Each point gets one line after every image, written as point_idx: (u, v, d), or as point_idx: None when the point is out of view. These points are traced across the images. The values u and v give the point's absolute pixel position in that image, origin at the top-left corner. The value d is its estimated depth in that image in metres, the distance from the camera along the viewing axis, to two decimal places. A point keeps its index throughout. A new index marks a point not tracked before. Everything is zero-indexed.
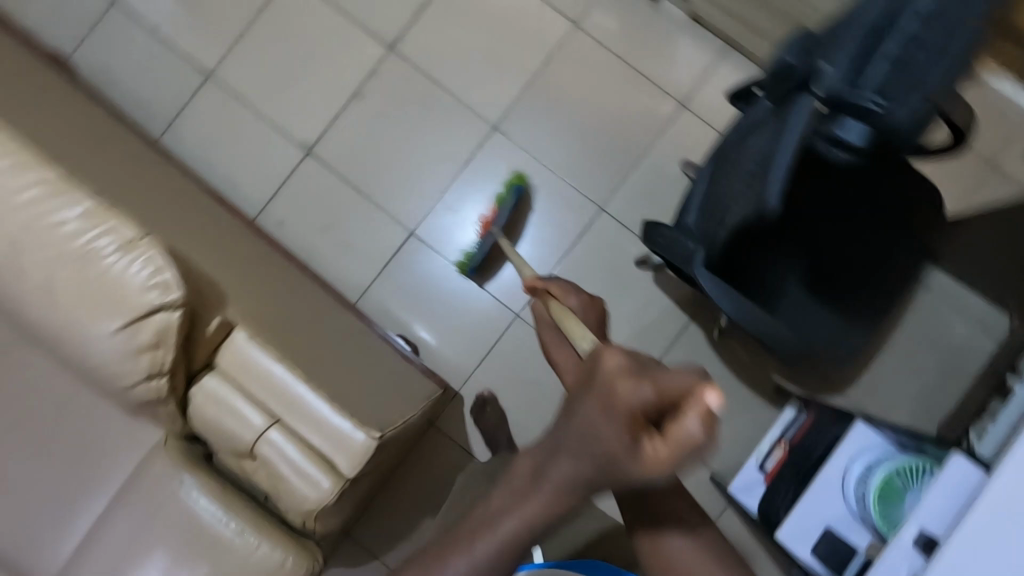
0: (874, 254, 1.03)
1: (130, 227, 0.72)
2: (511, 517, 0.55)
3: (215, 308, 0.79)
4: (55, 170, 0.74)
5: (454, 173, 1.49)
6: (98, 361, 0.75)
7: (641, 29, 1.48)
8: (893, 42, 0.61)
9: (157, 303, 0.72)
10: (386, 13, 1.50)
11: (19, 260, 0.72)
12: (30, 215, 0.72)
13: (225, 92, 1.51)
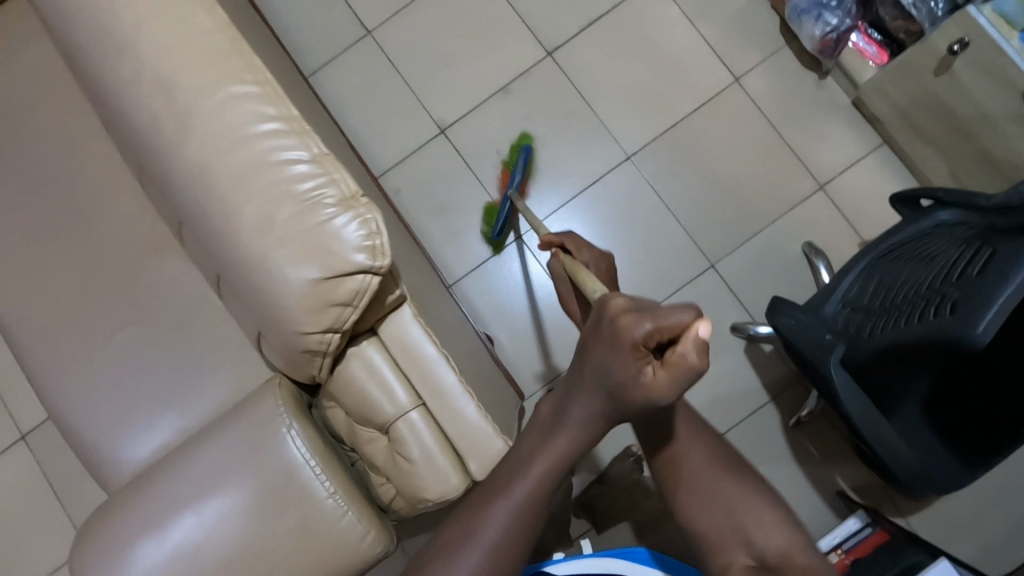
0: None
1: (354, 182, 0.64)
2: (536, 461, 0.63)
3: (397, 279, 0.71)
4: (270, 85, 0.66)
5: (575, 190, 1.48)
6: (265, 300, 0.65)
7: (800, 102, 1.46)
8: None
9: (360, 266, 0.62)
10: (555, 19, 1.51)
11: (209, 167, 0.65)
12: (234, 121, 0.65)
13: (379, 52, 1.53)
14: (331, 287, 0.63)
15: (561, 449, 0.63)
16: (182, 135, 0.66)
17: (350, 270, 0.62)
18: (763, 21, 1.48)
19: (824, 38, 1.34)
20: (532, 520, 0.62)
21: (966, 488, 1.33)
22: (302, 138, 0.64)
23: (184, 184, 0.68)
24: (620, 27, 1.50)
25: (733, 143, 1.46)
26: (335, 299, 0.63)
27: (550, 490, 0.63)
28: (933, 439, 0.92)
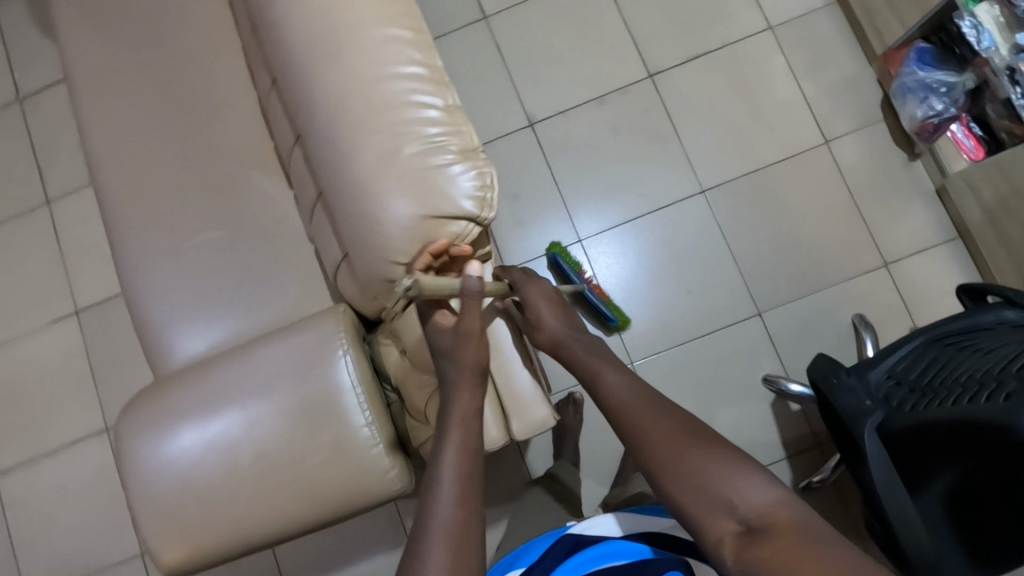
0: None
1: (476, 139, 0.73)
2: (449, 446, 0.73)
3: (485, 239, 0.80)
4: (419, 37, 0.74)
5: (644, 210, 1.52)
6: (367, 224, 0.71)
7: (884, 179, 1.47)
8: None
9: (465, 213, 0.70)
10: (663, 45, 1.55)
11: (349, 92, 0.72)
12: (382, 58, 0.72)
13: (490, 39, 1.59)
14: (434, 227, 0.70)
15: (466, 425, 0.75)
16: (330, 58, 0.73)
17: (457, 215, 0.69)
18: (866, 92, 1.49)
19: (923, 120, 1.36)
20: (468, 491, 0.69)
21: None
22: (439, 90, 0.73)
23: (317, 104, 0.74)
24: (723, 67, 1.53)
25: (807, 203, 1.48)
26: (435, 239, 0.70)
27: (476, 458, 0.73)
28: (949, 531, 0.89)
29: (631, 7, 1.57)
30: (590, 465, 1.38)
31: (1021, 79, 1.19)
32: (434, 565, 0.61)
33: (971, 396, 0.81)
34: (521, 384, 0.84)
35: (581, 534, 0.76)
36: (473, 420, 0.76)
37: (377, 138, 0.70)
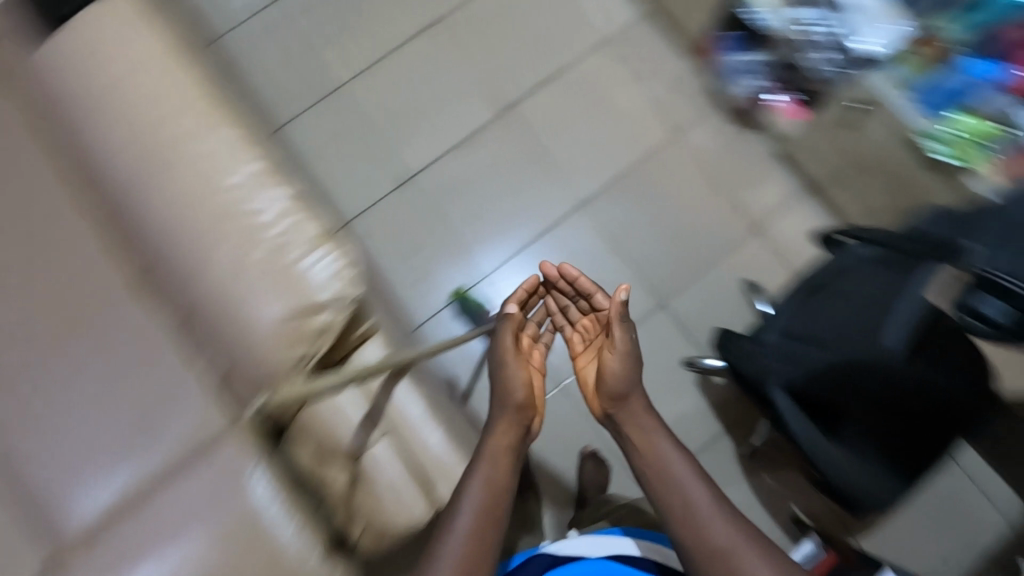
0: (932, 444, 1.01)
1: (320, 232, 0.89)
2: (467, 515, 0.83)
3: (359, 316, 0.92)
4: (260, 166, 0.92)
5: (534, 236, 1.56)
6: (255, 337, 0.85)
7: (736, 153, 1.60)
8: None
9: (328, 299, 0.85)
10: (513, 79, 1.62)
11: (209, 232, 0.87)
12: (231, 196, 0.89)
13: (345, 106, 1.60)
14: (306, 320, 0.85)
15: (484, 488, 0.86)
16: (185, 207, 0.88)
17: (321, 304, 0.85)
18: (699, 80, 1.62)
19: (751, 97, 1.52)
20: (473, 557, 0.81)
21: (912, 514, 1.40)
22: (285, 207, 0.89)
23: (183, 245, 0.88)
24: (571, 86, 1.62)
25: (677, 192, 1.59)
26: (309, 330, 0.85)
27: (490, 523, 0.84)
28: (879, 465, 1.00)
29: (472, 48, 1.63)
30: (549, 496, 1.38)
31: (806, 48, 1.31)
32: None
33: (855, 340, 0.90)
34: (433, 445, 0.90)
35: (555, 555, 0.96)
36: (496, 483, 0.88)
37: (242, 261, 0.85)
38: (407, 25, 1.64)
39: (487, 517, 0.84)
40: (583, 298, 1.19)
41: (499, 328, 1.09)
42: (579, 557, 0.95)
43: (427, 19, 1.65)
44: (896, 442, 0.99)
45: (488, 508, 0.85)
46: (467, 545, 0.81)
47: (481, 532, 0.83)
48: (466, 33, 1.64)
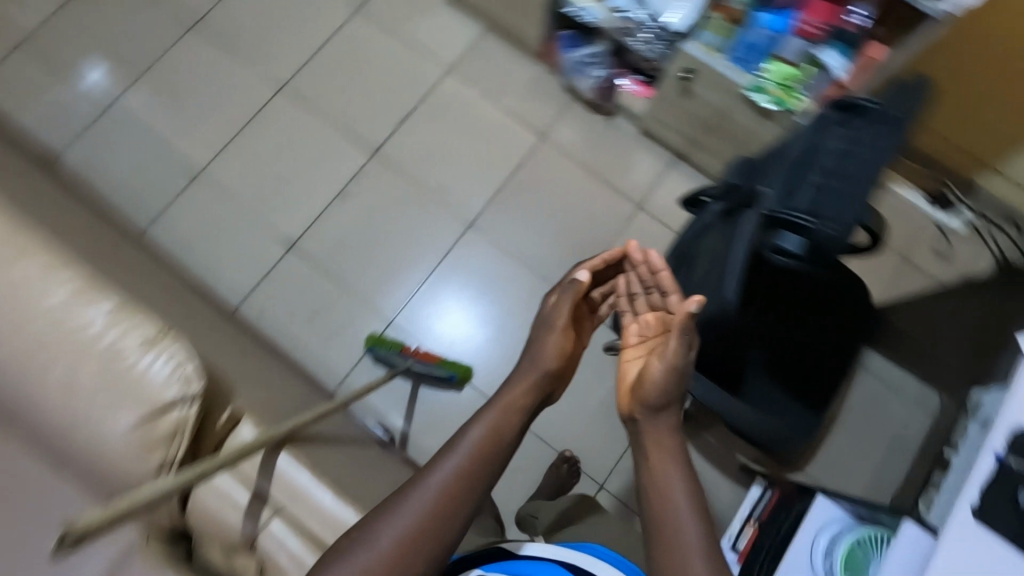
0: (824, 361, 1.14)
1: (154, 329, 0.87)
2: (452, 461, 0.86)
3: (224, 403, 0.93)
4: (81, 276, 0.89)
5: (434, 265, 1.59)
6: (107, 455, 0.83)
7: (602, 140, 1.67)
8: (817, 174, 0.70)
9: (176, 397, 0.84)
10: (372, 124, 1.66)
11: (33, 356, 0.84)
12: (52, 314, 0.86)
13: (214, 188, 1.59)
14: (156, 422, 0.84)
15: (478, 440, 0.89)
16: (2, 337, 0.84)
17: (169, 404, 0.84)
18: (547, 83, 1.70)
19: (600, 84, 1.58)
20: (440, 512, 0.81)
21: (841, 425, 1.53)
22: (111, 312, 0.87)
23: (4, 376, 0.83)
24: (432, 116, 1.67)
25: (556, 190, 1.65)
26: (161, 433, 0.84)
27: (477, 471, 0.86)
28: (784, 398, 1.13)
29: (328, 104, 1.68)
30: None
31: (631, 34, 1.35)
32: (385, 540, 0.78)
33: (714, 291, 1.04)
34: (329, 508, 0.88)
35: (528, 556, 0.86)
36: (495, 439, 0.90)
37: (73, 380, 0.83)
38: (255, 98, 1.67)
39: (474, 467, 0.86)
40: (659, 290, 1.00)
41: (560, 293, 1.03)
42: (550, 563, 0.85)
43: (274, 88, 1.68)
44: (786, 368, 1.12)
45: (478, 463, 0.87)
46: (444, 488, 0.83)
47: (463, 479, 0.85)
48: (316, 93, 1.68)
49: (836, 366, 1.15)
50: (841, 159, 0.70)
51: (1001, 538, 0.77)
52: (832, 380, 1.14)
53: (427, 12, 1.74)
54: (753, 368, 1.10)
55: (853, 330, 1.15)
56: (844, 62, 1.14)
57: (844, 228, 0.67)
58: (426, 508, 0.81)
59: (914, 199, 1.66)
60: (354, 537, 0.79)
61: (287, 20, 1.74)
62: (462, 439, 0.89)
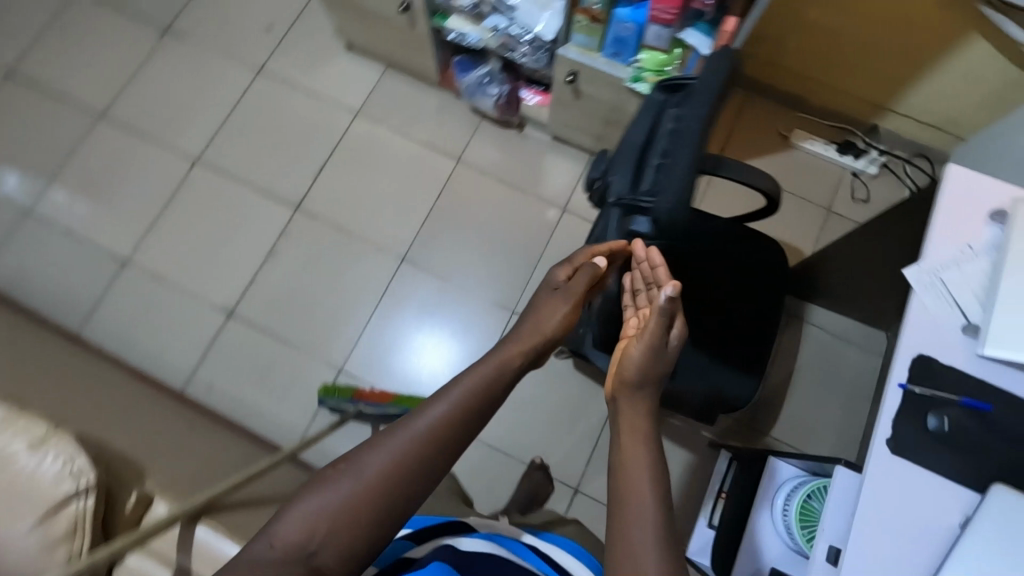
0: (751, 320, 1.16)
1: (42, 429, 0.88)
2: (444, 404, 0.77)
3: (131, 485, 0.97)
4: None
5: (375, 304, 1.62)
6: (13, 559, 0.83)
7: (516, 156, 1.73)
8: (654, 153, 0.71)
9: (72, 491, 0.85)
10: (291, 179, 1.71)
11: None
12: None
13: (143, 274, 1.61)
14: (53, 520, 0.84)
15: (472, 386, 0.80)
16: None
17: (65, 499, 0.85)
18: (453, 109, 1.76)
19: (499, 103, 1.61)
20: (422, 455, 0.73)
21: (797, 383, 1.55)
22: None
23: None
24: (347, 163, 1.72)
25: (480, 210, 1.69)
26: (61, 530, 0.84)
27: (465, 417, 0.77)
28: (720, 363, 1.14)
29: (244, 171, 1.71)
30: None
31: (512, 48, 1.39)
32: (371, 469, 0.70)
33: None
34: None
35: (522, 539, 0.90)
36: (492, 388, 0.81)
37: None
38: (172, 175, 1.71)
39: (464, 411, 0.78)
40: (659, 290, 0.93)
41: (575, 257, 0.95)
42: (533, 551, 0.88)
43: (190, 161, 1.72)
44: (714, 335, 1.15)
45: (466, 420, 0.77)
46: (421, 444, 0.73)
47: (443, 438, 0.75)
48: (232, 159, 1.72)
49: (765, 322, 1.17)
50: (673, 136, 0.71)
51: (917, 461, 0.80)
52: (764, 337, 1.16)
53: (327, 63, 1.80)
54: (687, 347, 1.14)
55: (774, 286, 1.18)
56: (706, 41, 1.15)
57: (672, 192, 0.65)
58: (397, 461, 0.71)
59: (822, 150, 1.70)
60: (313, 486, 0.70)
61: (191, 93, 1.78)
62: (451, 390, 0.79)
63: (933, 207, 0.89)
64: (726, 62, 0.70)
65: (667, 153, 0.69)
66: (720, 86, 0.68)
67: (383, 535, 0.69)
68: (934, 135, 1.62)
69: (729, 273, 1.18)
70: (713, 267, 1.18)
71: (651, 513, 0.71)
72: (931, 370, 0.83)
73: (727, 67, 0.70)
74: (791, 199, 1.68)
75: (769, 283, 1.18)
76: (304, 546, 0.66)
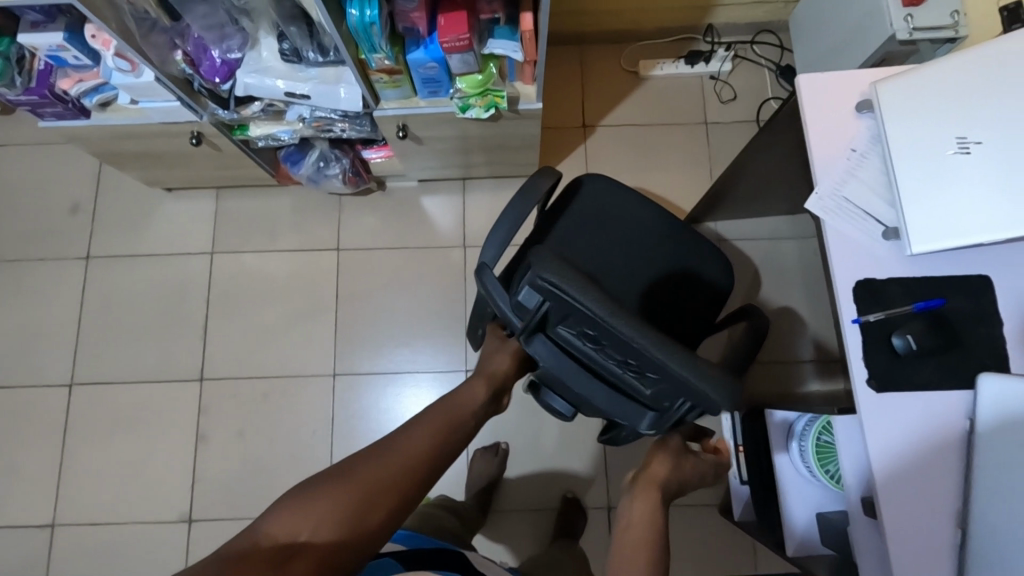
0: (668, 297, 1.10)
1: None
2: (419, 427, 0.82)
3: None
4: None
5: (328, 432, 1.50)
6: None
7: (393, 215, 1.62)
8: (636, 365, 0.68)
9: None
10: (180, 350, 1.54)
11: None
12: None
13: (78, 530, 1.44)
14: None
15: (443, 416, 0.86)
16: None
17: None
18: (309, 199, 1.63)
19: (347, 176, 1.46)
20: (403, 472, 0.75)
21: (757, 299, 1.53)
22: None
23: None
24: (228, 306, 1.57)
25: (386, 286, 1.58)
26: None
27: (440, 445, 0.81)
28: None
29: (126, 369, 1.53)
30: None
31: (328, 127, 1.25)
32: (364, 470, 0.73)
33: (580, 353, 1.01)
34: None
35: None
36: (454, 417, 0.87)
37: None
38: (54, 410, 1.51)
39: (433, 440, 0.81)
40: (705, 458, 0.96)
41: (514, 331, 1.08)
42: None
43: (65, 386, 1.52)
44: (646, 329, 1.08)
45: (441, 445, 0.82)
46: (406, 455, 0.77)
47: (425, 455, 0.78)
48: (109, 362, 1.54)
49: (681, 287, 1.11)
50: (616, 346, 0.66)
51: (904, 387, 0.77)
52: (689, 303, 1.10)
53: (158, 214, 1.62)
54: None
55: (671, 252, 1.12)
56: (514, 46, 1.05)
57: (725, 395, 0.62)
58: (387, 466, 0.74)
59: (675, 69, 1.65)
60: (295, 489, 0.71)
61: (28, 316, 1.56)
62: (425, 415, 0.86)
63: (806, 133, 0.85)
64: (571, 279, 0.61)
65: (648, 363, 0.64)
66: (606, 305, 0.60)
67: (359, 550, 0.68)
68: (766, 9, 1.59)
69: (630, 267, 1.11)
70: (610, 256, 1.11)
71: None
72: (875, 291, 0.79)
73: (559, 270, 0.62)
74: (668, 130, 1.63)
75: (664, 256, 1.12)
76: (288, 544, 0.65)
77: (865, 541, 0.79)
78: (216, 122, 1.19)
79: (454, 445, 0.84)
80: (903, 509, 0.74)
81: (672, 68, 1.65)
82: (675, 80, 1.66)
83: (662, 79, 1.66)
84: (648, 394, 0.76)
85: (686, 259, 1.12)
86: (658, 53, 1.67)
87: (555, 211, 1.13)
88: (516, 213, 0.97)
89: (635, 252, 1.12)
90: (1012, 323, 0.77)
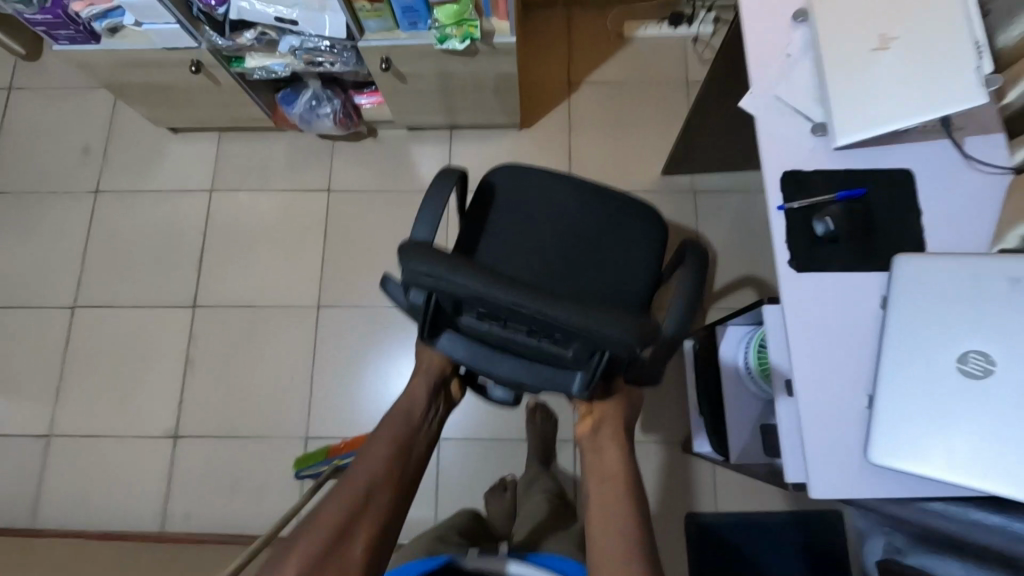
0: (611, 263, 1.06)
1: None
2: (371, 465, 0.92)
3: None
4: None
5: (310, 361, 1.57)
6: None
7: (381, 160, 1.70)
8: (539, 327, 0.68)
9: None
10: (176, 279, 1.63)
11: None
12: None
13: (71, 442, 1.53)
14: None
15: (388, 446, 0.96)
16: None
17: None
18: (303, 144, 1.71)
19: (338, 118, 1.54)
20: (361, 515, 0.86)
21: (727, 247, 1.57)
22: None
23: None
24: (223, 240, 1.66)
25: (371, 226, 1.65)
26: None
27: (394, 474, 0.93)
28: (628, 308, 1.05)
29: (125, 294, 1.63)
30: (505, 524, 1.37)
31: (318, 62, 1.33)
32: (325, 525, 0.83)
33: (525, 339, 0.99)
34: None
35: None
36: (399, 439, 0.97)
37: None
38: (56, 330, 1.61)
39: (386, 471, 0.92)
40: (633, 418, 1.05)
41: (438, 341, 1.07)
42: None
43: (67, 309, 1.62)
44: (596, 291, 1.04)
45: (392, 474, 0.92)
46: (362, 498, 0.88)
47: (378, 492, 0.90)
48: (109, 288, 1.63)
49: (626, 250, 1.07)
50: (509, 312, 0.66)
51: (825, 267, 0.81)
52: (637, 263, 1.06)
53: (161, 155, 1.73)
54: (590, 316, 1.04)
55: (603, 226, 1.08)
56: None
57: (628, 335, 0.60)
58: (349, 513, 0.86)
59: (658, 30, 1.71)
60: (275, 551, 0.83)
61: (39, 243, 1.67)
62: (373, 446, 0.96)
63: (744, 41, 0.90)
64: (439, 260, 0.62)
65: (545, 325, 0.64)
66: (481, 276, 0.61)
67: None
68: None
69: (564, 248, 1.06)
70: (537, 244, 1.07)
71: (609, 524, 0.87)
72: (801, 178, 0.84)
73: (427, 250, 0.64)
74: (648, 88, 1.69)
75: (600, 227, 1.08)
76: None
77: (786, 417, 0.82)
78: (214, 51, 1.28)
79: (407, 467, 0.95)
80: (819, 382, 0.78)
81: (655, 29, 1.72)
82: (658, 41, 1.72)
83: (645, 39, 1.72)
84: (571, 352, 0.78)
85: (626, 224, 1.08)
86: (643, 15, 1.74)
87: (473, 211, 1.09)
88: (431, 213, 0.94)
89: (565, 230, 1.07)
90: (929, 210, 0.82)
